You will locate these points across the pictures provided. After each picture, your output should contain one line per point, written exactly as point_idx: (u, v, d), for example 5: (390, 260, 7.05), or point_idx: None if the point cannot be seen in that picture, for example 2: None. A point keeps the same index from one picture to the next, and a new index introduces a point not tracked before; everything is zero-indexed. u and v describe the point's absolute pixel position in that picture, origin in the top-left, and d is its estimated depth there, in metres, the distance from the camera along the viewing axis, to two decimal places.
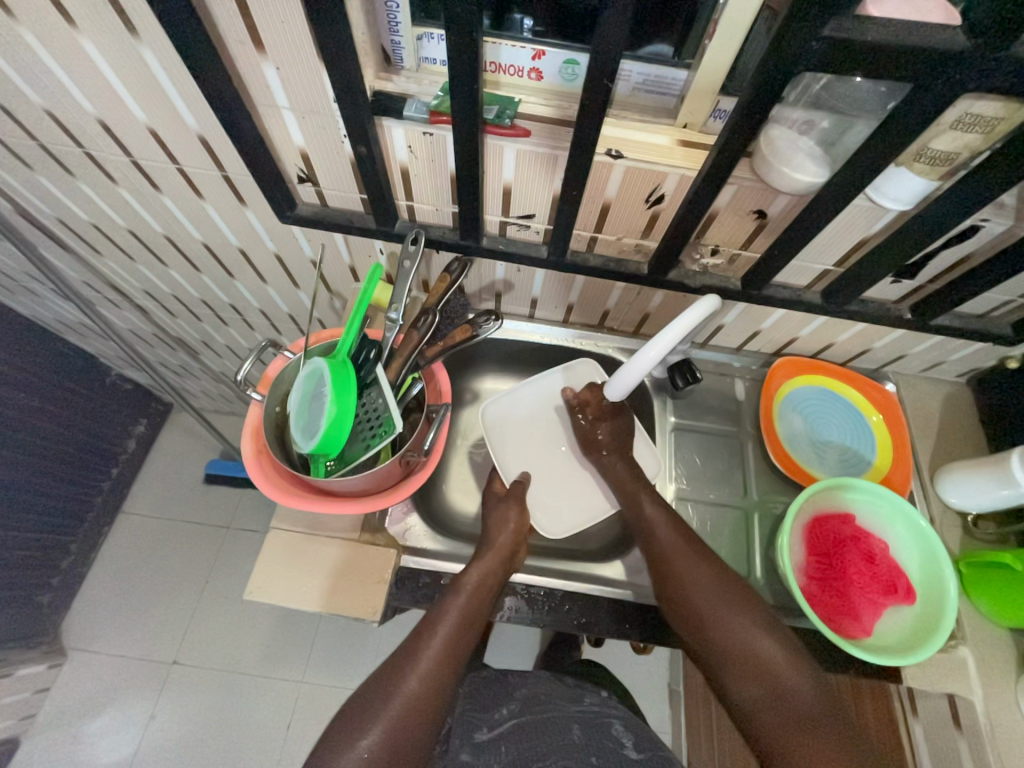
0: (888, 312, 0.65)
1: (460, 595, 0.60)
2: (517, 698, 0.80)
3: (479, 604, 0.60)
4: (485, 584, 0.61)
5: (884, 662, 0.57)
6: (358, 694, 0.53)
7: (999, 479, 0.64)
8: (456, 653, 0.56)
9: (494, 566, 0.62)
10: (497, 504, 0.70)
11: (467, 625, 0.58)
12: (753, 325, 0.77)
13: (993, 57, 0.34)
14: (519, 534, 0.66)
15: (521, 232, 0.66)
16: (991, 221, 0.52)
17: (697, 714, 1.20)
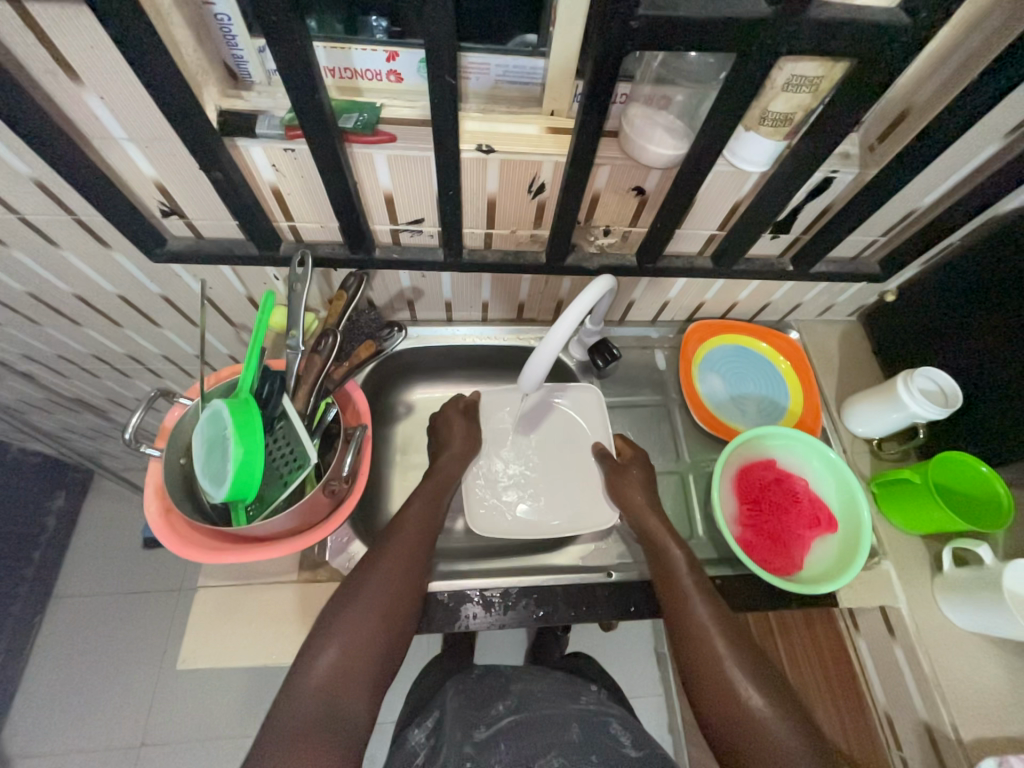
0: (773, 266, 0.69)
1: (415, 501, 0.66)
2: (513, 694, 0.81)
3: (433, 509, 0.67)
4: (437, 495, 0.68)
5: (816, 591, 0.61)
6: (336, 599, 0.58)
7: (891, 404, 0.70)
8: (417, 555, 0.61)
9: (444, 471, 0.70)
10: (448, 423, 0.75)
11: (428, 526, 0.65)
12: (662, 296, 0.80)
13: (796, 21, 0.37)
14: (466, 446, 0.73)
15: (415, 238, 0.64)
16: (841, 171, 0.56)
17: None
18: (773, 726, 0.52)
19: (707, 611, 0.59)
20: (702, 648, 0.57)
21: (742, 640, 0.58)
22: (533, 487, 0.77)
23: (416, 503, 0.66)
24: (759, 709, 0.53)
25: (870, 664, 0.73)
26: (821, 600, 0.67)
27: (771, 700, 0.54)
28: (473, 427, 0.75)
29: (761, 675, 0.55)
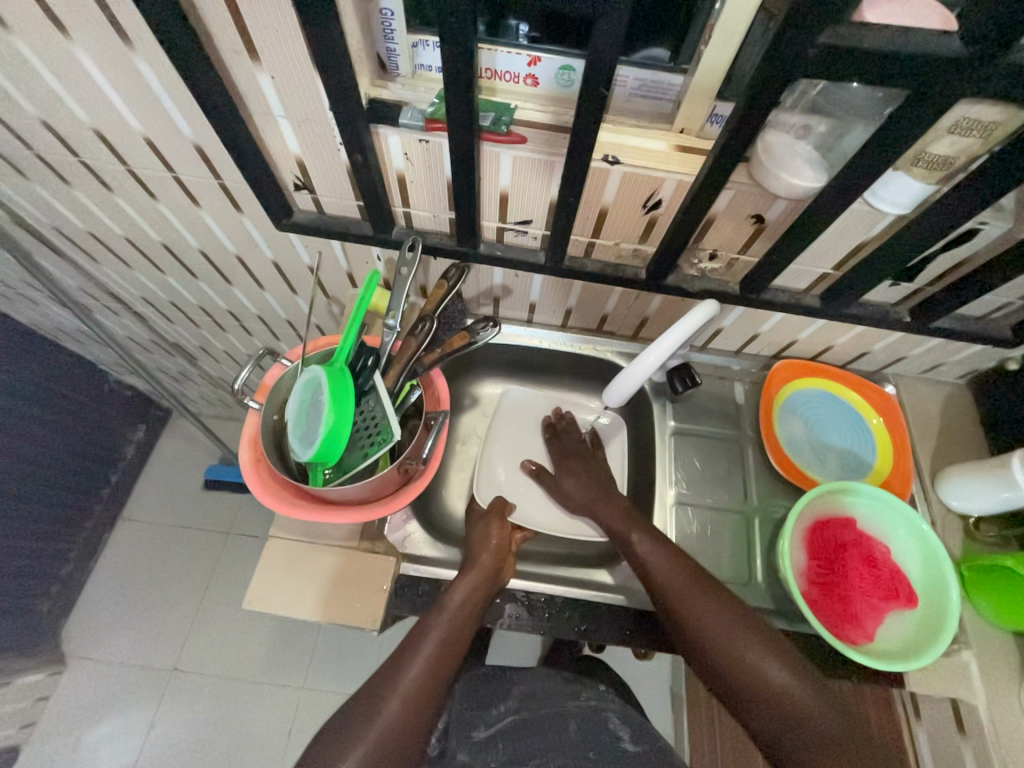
0: (887, 315, 0.65)
1: (437, 622, 0.58)
2: (515, 695, 0.78)
3: (462, 628, 0.59)
4: (465, 616, 0.59)
5: (887, 668, 0.56)
6: (335, 719, 0.53)
7: (1000, 482, 0.64)
8: (432, 685, 0.55)
9: (477, 580, 0.61)
10: (479, 522, 0.69)
11: (451, 645, 0.57)
12: (752, 328, 0.77)
13: (989, 63, 0.34)
14: (503, 550, 0.66)
15: (518, 238, 0.66)
16: (990, 225, 0.52)
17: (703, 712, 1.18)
18: (811, 709, 0.53)
19: (723, 613, 0.58)
20: (695, 618, 0.58)
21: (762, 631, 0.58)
22: (532, 494, 0.79)
23: (451, 607, 0.59)
24: (799, 698, 0.53)
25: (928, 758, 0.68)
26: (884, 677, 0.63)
27: (804, 682, 0.55)
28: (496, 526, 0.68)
29: (790, 663, 0.56)
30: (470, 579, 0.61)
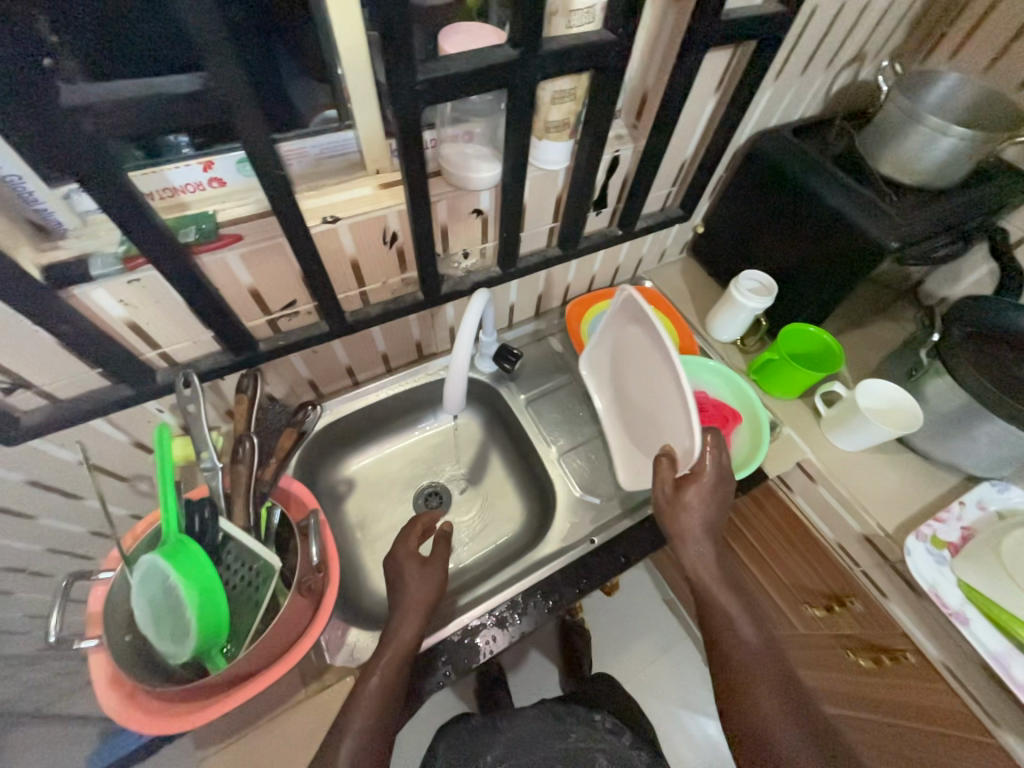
0: (607, 236, 0.82)
1: (362, 695, 0.55)
2: (502, 742, 0.80)
3: (392, 690, 0.55)
4: (392, 692, 0.55)
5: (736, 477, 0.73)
6: None
7: (734, 310, 0.86)
8: (378, 742, 0.53)
9: (402, 639, 0.58)
10: (413, 565, 0.64)
11: (388, 707, 0.54)
12: (534, 291, 0.90)
13: (539, 56, 0.46)
14: (427, 595, 0.62)
15: (294, 319, 0.66)
16: (621, 150, 0.69)
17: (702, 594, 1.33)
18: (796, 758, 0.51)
19: (736, 631, 0.60)
20: (726, 637, 0.60)
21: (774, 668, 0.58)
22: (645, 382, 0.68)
23: (378, 670, 0.56)
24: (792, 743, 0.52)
25: (808, 511, 0.88)
26: (754, 481, 0.79)
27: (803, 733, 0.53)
28: (436, 570, 0.64)
29: (799, 721, 0.54)
30: (395, 645, 0.58)
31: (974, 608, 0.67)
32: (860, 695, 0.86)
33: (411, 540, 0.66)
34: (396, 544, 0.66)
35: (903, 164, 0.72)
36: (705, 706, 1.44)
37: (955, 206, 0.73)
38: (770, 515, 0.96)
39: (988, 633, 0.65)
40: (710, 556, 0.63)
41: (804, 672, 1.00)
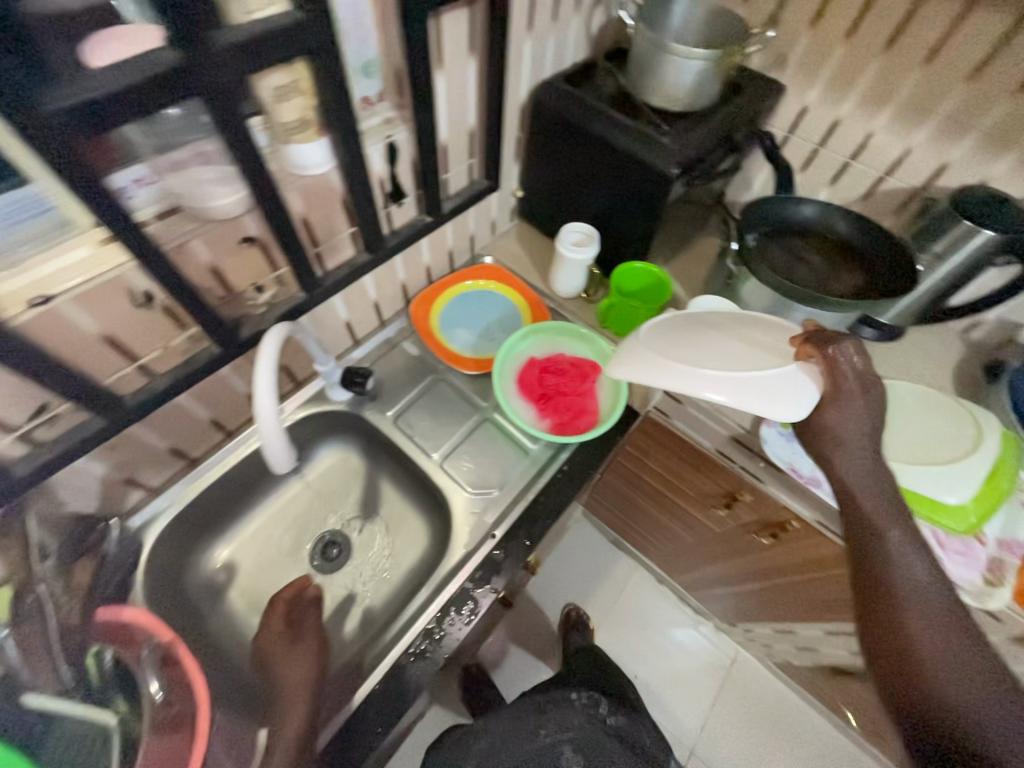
0: (419, 225, 0.77)
1: None
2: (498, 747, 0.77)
3: None
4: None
5: (606, 427, 0.75)
6: None
7: (567, 266, 0.87)
8: None
9: (292, 730, 0.54)
10: (286, 644, 0.63)
11: None
12: (367, 301, 0.83)
13: (215, 48, 0.39)
14: (307, 667, 0.60)
15: (57, 425, 0.53)
16: (393, 134, 0.64)
17: (635, 519, 1.43)
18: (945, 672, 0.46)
19: (915, 540, 0.53)
20: (880, 554, 0.53)
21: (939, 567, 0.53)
22: (716, 347, 0.60)
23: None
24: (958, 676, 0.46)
25: (685, 430, 0.92)
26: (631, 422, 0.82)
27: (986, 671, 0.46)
28: (310, 642, 0.63)
29: (966, 647, 0.47)
30: (280, 743, 0.53)
31: (825, 470, 0.77)
32: (787, 560, 1.00)
33: (274, 624, 0.64)
34: (260, 635, 0.64)
35: (668, 93, 0.75)
36: (670, 619, 1.58)
37: (718, 122, 0.79)
38: (656, 444, 1.03)
39: (838, 487, 0.76)
40: (870, 464, 0.56)
41: (741, 556, 1.14)
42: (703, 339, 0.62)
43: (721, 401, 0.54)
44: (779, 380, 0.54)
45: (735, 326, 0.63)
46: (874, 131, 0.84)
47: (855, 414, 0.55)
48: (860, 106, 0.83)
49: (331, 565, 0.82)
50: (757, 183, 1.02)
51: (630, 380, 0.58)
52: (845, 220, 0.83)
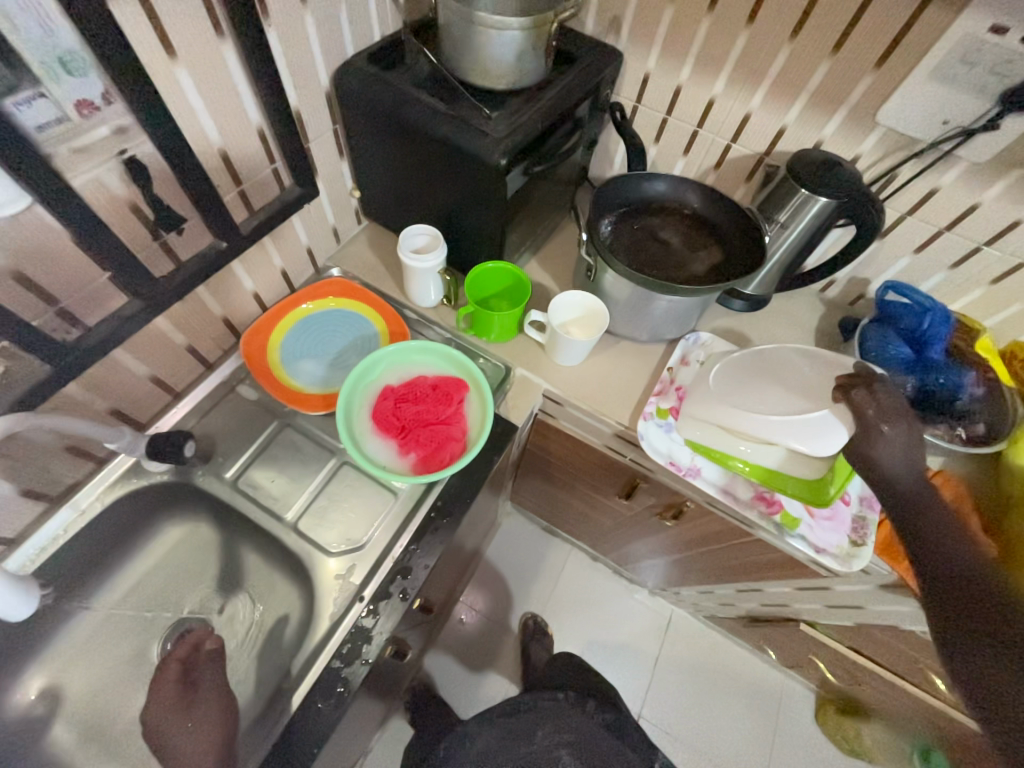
0: (213, 252, 0.63)
1: None
2: None
3: None
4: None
5: (473, 452, 0.68)
6: None
7: (418, 275, 0.77)
8: None
9: None
10: (175, 704, 0.62)
11: None
12: (174, 349, 0.69)
13: None
14: (212, 713, 0.61)
15: None
16: (127, 148, 0.50)
17: (559, 509, 1.41)
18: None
19: (960, 531, 0.55)
20: (942, 541, 0.54)
21: (984, 550, 0.54)
22: (768, 394, 0.66)
23: None
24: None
25: (574, 429, 0.89)
26: (506, 437, 0.75)
27: None
28: (206, 698, 0.63)
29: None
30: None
31: (701, 456, 0.76)
32: (694, 533, 0.99)
33: (168, 691, 0.63)
34: (153, 703, 0.63)
35: (486, 68, 0.65)
36: (609, 594, 1.60)
37: (552, 97, 0.71)
38: (553, 442, 0.98)
39: (713, 472, 0.76)
40: (910, 463, 0.59)
41: (655, 532, 1.14)
42: (773, 394, 0.66)
43: (780, 441, 0.64)
44: (806, 423, 0.63)
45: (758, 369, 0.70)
46: (715, 97, 0.80)
47: (897, 446, 0.59)
48: (697, 68, 0.78)
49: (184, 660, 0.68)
50: (618, 157, 0.97)
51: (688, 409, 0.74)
52: (696, 192, 0.80)
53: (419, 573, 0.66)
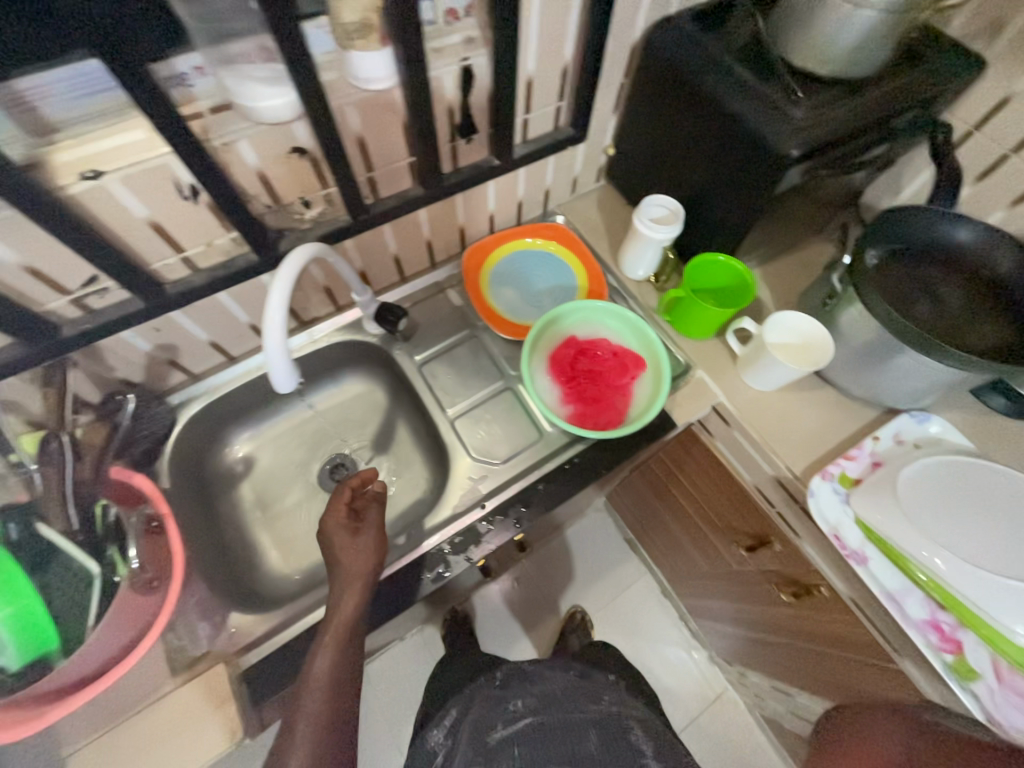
0: (485, 167, 0.71)
1: (314, 680, 0.53)
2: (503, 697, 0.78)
3: (344, 667, 0.54)
4: (342, 660, 0.54)
5: (632, 430, 0.68)
6: None
7: (640, 243, 0.77)
8: (346, 706, 0.52)
9: (344, 610, 0.57)
10: (341, 529, 0.61)
11: (340, 679, 0.53)
12: (420, 238, 0.80)
13: None
14: (368, 549, 0.61)
15: (106, 298, 0.57)
16: (470, 56, 0.58)
17: (656, 530, 1.33)
18: None
19: None
20: None
21: None
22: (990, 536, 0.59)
23: (322, 649, 0.54)
24: None
25: (727, 454, 0.83)
26: (660, 430, 0.73)
27: None
28: (371, 534, 0.62)
29: None
30: (337, 617, 0.57)
31: (874, 545, 0.65)
32: (800, 623, 0.87)
33: (341, 510, 0.63)
34: (324, 517, 0.63)
35: (814, 50, 0.59)
36: (665, 634, 1.51)
37: (872, 99, 0.63)
38: (694, 459, 0.93)
39: (883, 569, 0.64)
40: None
41: (754, 603, 1.01)
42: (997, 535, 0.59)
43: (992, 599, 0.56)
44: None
45: (990, 507, 0.61)
46: None
47: None
48: None
49: (335, 484, 0.84)
50: (909, 187, 0.82)
51: (874, 502, 0.63)
52: (1011, 255, 0.64)
53: (537, 511, 0.69)
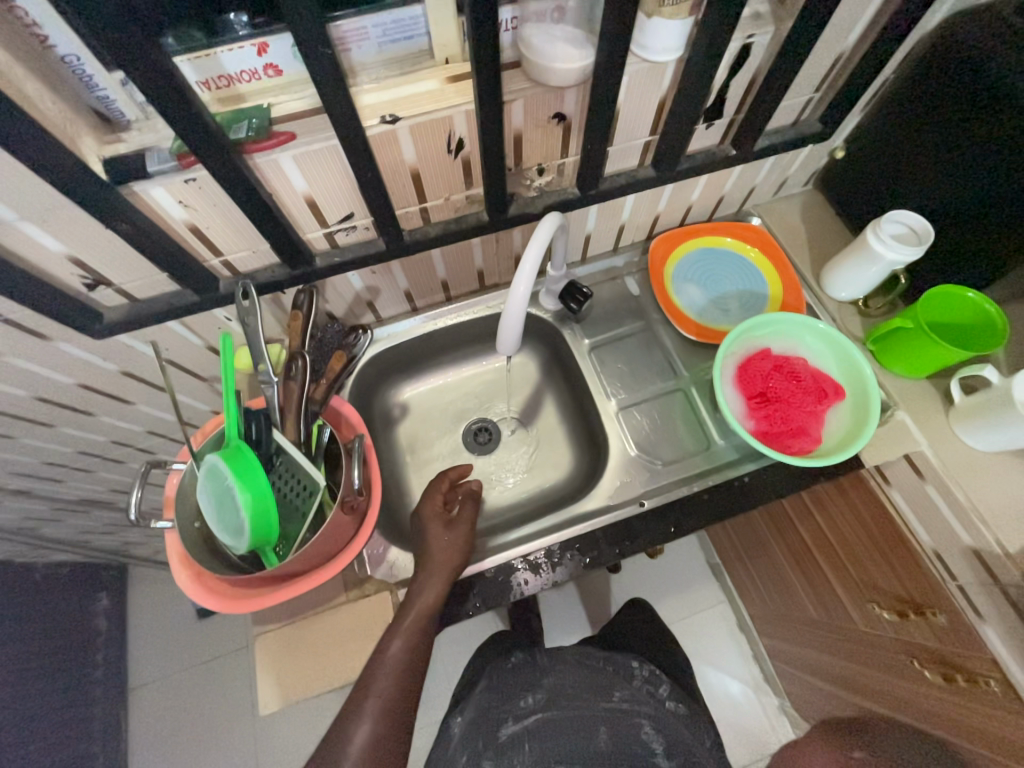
0: (716, 156, 0.67)
1: (389, 655, 0.54)
2: (543, 687, 0.75)
3: (418, 649, 0.55)
4: (416, 646, 0.55)
5: (826, 463, 0.62)
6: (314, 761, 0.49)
7: (866, 260, 0.69)
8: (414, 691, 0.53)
9: (425, 598, 0.58)
10: (434, 520, 0.63)
11: (415, 661, 0.54)
12: (616, 220, 0.78)
13: None
14: (455, 545, 0.62)
15: (351, 235, 0.61)
16: (757, 35, 0.53)
17: (756, 566, 1.25)
18: None
19: None
20: None
21: None
22: None
23: (400, 630, 0.56)
24: None
25: (904, 509, 0.75)
26: (846, 467, 0.67)
27: None
28: (461, 531, 0.63)
29: None
30: (420, 603, 0.58)
31: None
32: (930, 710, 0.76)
33: (436, 500, 0.64)
34: (421, 502, 0.65)
35: None
36: (734, 669, 1.44)
37: None
38: (852, 505, 0.84)
39: None
40: None
41: (860, 672, 0.91)
42: None
43: None
44: None
45: None
46: None
47: None
48: None
49: (480, 446, 0.86)
50: None
51: None
52: None
53: (698, 521, 0.67)
